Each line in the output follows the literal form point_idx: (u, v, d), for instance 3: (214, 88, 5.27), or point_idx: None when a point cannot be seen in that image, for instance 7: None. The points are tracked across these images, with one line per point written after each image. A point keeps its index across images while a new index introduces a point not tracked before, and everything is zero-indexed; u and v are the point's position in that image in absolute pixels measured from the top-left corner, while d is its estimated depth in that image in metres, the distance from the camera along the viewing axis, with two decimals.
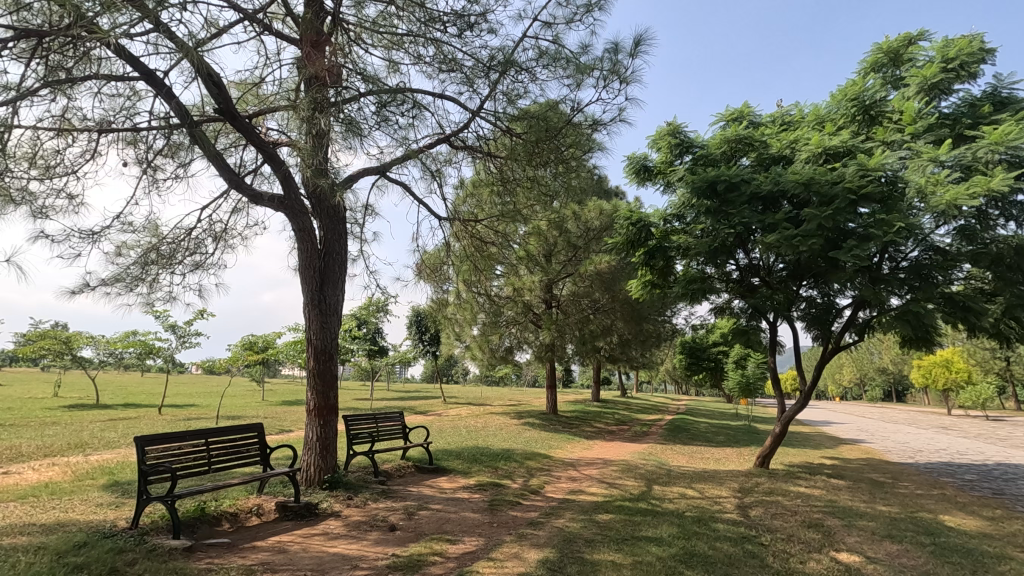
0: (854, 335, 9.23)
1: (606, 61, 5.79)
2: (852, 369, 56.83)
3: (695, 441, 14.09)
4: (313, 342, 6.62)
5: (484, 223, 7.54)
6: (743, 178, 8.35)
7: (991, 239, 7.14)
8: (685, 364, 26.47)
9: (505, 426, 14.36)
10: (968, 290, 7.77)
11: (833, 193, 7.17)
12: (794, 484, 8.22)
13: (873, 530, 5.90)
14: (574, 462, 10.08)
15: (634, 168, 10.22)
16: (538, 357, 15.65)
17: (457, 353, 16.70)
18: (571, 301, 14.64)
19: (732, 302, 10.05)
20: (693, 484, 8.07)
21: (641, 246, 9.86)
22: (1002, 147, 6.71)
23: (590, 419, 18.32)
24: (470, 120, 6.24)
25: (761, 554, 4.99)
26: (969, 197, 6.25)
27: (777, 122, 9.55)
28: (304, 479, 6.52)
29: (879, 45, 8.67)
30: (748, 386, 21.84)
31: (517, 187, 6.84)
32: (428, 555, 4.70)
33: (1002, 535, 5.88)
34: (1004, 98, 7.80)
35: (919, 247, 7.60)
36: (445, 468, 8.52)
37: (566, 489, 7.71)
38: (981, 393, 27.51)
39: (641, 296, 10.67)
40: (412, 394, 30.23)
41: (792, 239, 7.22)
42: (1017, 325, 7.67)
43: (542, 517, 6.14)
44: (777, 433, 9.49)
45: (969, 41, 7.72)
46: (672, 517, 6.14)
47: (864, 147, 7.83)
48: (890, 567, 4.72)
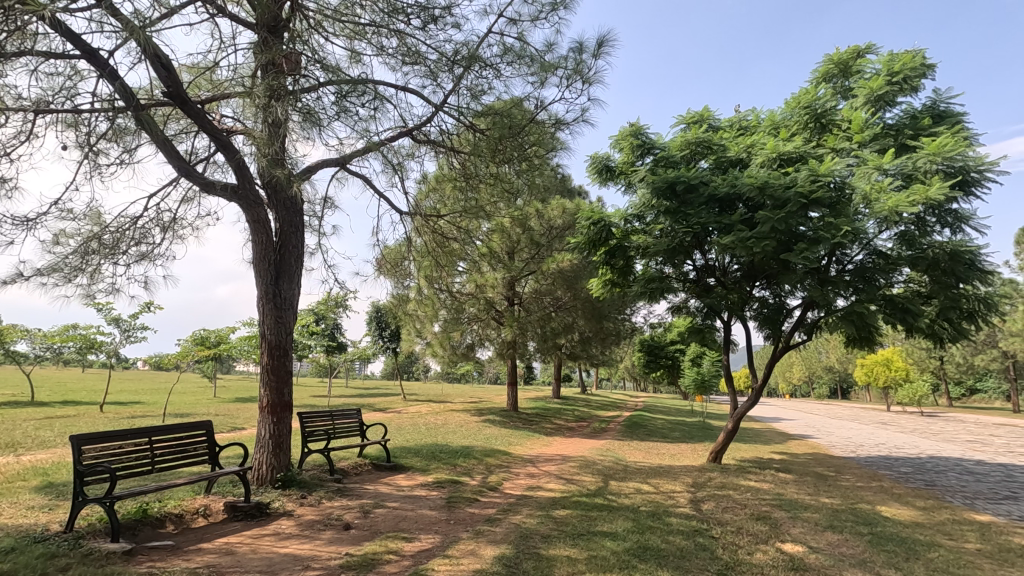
0: (803, 334, 9.60)
1: (570, 61, 5.83)
2: (801, 368, 59.26)
3: (652, 437, 14.38)
4: (267, 337, 6.42)
5: (446, 219, 7.50)
6: (702, 179, 8.56)
7: (929, 245, 7.52)
8: (643, 361, 27.06)
9: (464, 423, 14.32)
10: (907, 292, 8.16)
11: (786, 197, 7.41)
12: (744, 478, 8.50)
13: (816, 521, 6.15)
14: (533, 458, 10.13)
15: (597, 168, 10.32)
16: (500, 355, 15.63)
17: (417, 350, 16.48)
18: (533, 299, 14.90)
19: (688, 302, 10.31)
20: (648, 479, 8.25)
21: (602, 245, 9.97)
22: (939, 158, 7.13)
23: (550, 416, 18.41)
24: (432, 114, 6.20)
25: (712, 547, 5.13)
26: (909, 205, 6.60)
27: (734, 127, 9.82)
28: (254, 479, 6.31)
29: (830, 56, 9.03)
30: (702, 383, 22.46)
31: (481, 184, 6.82)
32: (383, 553, 4.63)
33: (933, 524, 6.25)
34: (943, 112, 8.25)
35: (863, 251, 7.95)
36: (403, 466, 8.43)
37: (524, 485, 7.74)
38: (917, 391, 29.14)
39: (602, 295, 10.87)
40: (372, 391, 29.72)
41: (747, 241, 7.44)
42: (950, 326, 8.12)
43: (500, 513, 6.15)
44: (729, 428, 9.77)
45: (912, 55, 8.12)
46: (628, 512, 6.26)
47: (815, 153, 8.13)
48: (831, 557, 4.92)
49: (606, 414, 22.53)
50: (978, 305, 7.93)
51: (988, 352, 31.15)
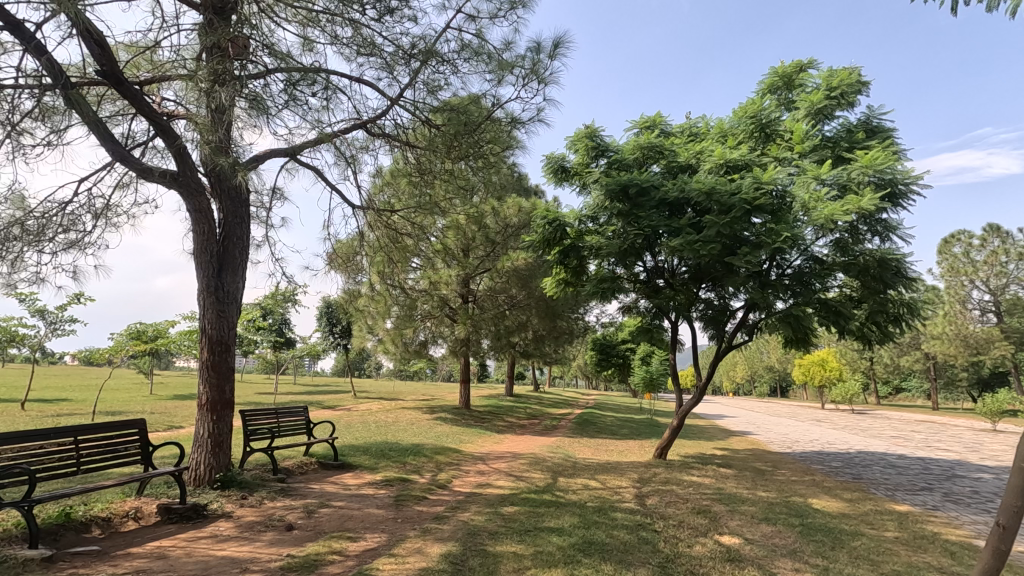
0: (745, 335, 10.01)
1: (527, 60, 5.87)
2: (744, 368, 61.81)
3: (602, 434, 14.64)
4: (208, 332, 6.16)
5: (400, 214, 7.37)
6: (653, 184, 8.79)
7: (860, 252, 7.95)
8: (595, 360, 27.58)
9: (415, 421, 14.16)
10: (840, 295, 8.64)
11: (731, 203, 7.68)
12: (687, 474, 8.80)
13: (752, 514, 6.44)
14: (484, 456, 10.16)
15: (552, 168, 10.42)
16: (453, 352, 15.56)
17: (369, 347, 16.16)
18: (487, 297, 14.87)
19: (639, 302, 10.53)
20: (596, 475, 8.43)
21: (556, 245, 10.09)
22: (871, 170, 7.54)
23: (502, 413, 18.47)
24: (388, 107, 6.15)
25: (654, 540, 5.29)
26: (843, 214, 6.98)
27: (685, 133, 10.12)
28: (191, 479, 6.05)
29: (775, 69, 9.44)
30: (651, 381, 23.10)
31: (437, 181, 6.78)
32: (326, 554, 4.53)
33: (857, 514, 6.65)
34: (876, 127, 8.76)
35: (802, 256, 8.27)
36: (351, 464, 8.29)
37: (473, 482, 7.76)
38: (849, 390, 30.93)
39: (556, 294, 11.00)
40: (320, 391, 26.77)
41: (694, 245, 7.71)
42: (878, 329, 8.64)
43: (448, 511, 6.14)
44: (674, 425, 10.05)
45: (849, 72, 8.56)
46: (575, 508, 6.37)
47: (759, 162, 8.46)
48: (764, 548, 5.16)
49: (558, 412, 22.73)
50: (903, 309, 8.49)
51: (912, 353, 33.31)
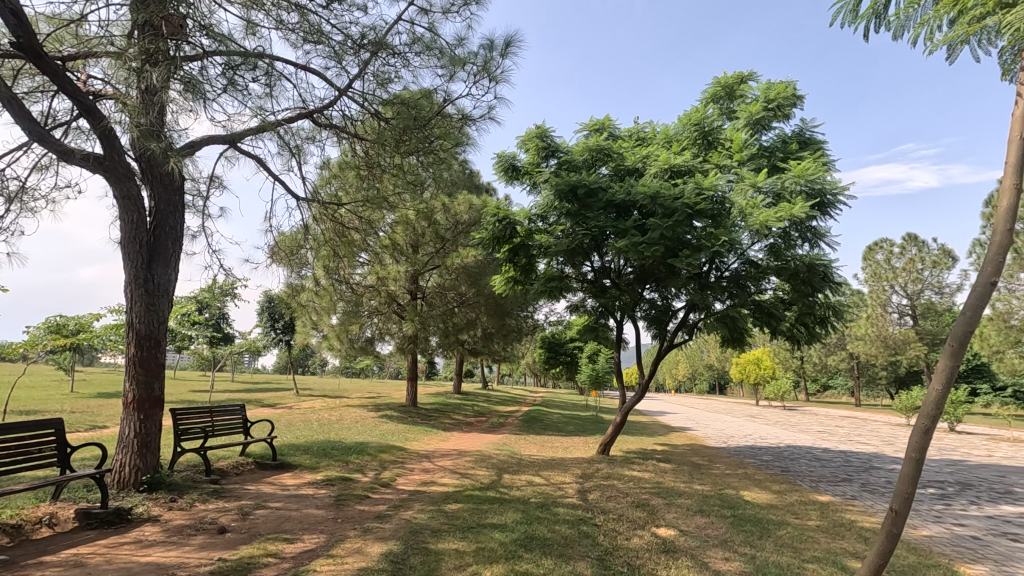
0: (686, 334, 10.38)
1: (479, 57, 5.87)
2: (686, 367, 64.11)
3: (548, 431, 14.84)
4: (135, 327, 5.81)
5: (347, 207, 7.18)
6: (601, 186, 8.96)
7: (792, 257, 8.37)
8: (544, 357, 27.91)
9: (360, 419, 13.89)
10: (773, 297, 9.10)
11: (674, 207, 7.95)
12: (628, 468, 9.06)
13: (688, 506, 6.70)
14: (430, 454, 10.09)
15: (503, 166, 10.46)
16: (401, 349, 15.36)
17: (313, 343, 15.69)
18: (436, 294, 14.78)
19: (586, 301, 10.74)
20: (540, 471, 8.54)
21: (506, 242, 10.16)
22: (803, 180, 7.92)
23: (449, 411, 18.40)
24: (336, 98, 6.01)
25: (594, 534, 5.41)
26: (777, 220, 7.36)
27: (633, 137, 10.38)
28: (114, 482, 5.70)
29: (718, 79, 9.81)
30: (597, 378, 23.58)
31: (385, 175, 6.67)
32: (261, 556, 4.40)
33: (783, 505, 7.04)
34: (808, 139, 9.27)
35: (739, 260, 8.63)
36: (290, 464, 8.04)
37: (417, 480, 7.69)
38: (781, 388, 32.65)
39: (504, 292, 11.05)
40: (258, 390, 23.82)
41: (639, 246, 7.95)
42: (807, 330, 9.15)
43: (391, 509, 6.07)
44: (617, 422, 10.30)
45: (785, 86, 9.02)
46: (519, 504, 6.43)
47: (701, 168, 8.79)
48: (697, 539, 5.38)
49: (506, 409, 22.85)
50: (829, 312, 9.04)
51: (838, 353, 35.48)
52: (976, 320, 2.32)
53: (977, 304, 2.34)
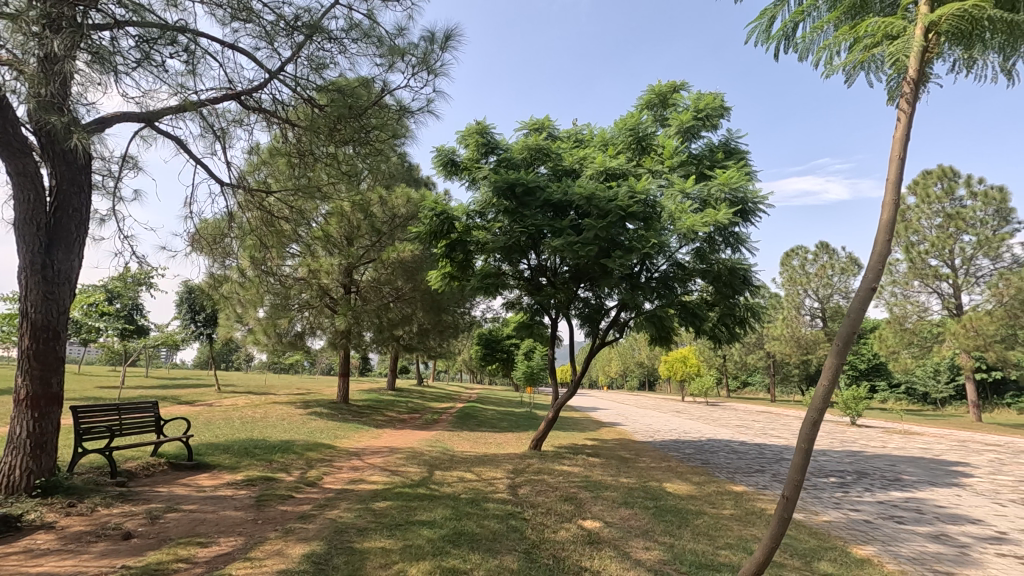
0: (617, 332, 10.70)
1: (419, 49, 5.79)
2: (618, 364, 66.17)
3: (482, 427, 14.88)
4: (30, 317, 5.31)
5: (276, 196, 6.86)
6: (539, 184, 9.07)
7: (716, 260, 8.80)
8: (480, 354, 27.99)
9: (287, 416, 13.36)
10: (698, 298, 9.54)
11: (607, 208, 8.18)
12: (559, 463, 9.25)
13: (613, 499, 6.93)
14: (360, 451, 9.86)
15: (442, 160, 10.35)
16: (332, 344, 14.93)
17: (237, 337, 14.85)
18: (371, 288, 14.67)
19: (522, 298, 10.84)
20: (472, 467, 8.55)
21: (443, 237, 10.12)
22: (727, 188, 8.31)
23: (382, 408, 18.05)
24: (266, 80, 5.76)
25: (522, 528, 5.49)
26: (702, 225, 7.74)
27: (571, 138, 10.57)
28: (1, 487, 5.19)
29: (653, 87, 10.16)
30: (532, 375, 23.92)
31: (317, 164, 6.42)
32: (170, 562, 4.15)
33: (702, 495, 7.43)
34: (733, 149, 9.78)
35: (668, 262, 8.98)
36: (208, 464, 7.62)
37: (345, 479, 7.50)
38: (705, 384, 34.38)
39: (441, 287, 10.98)
40: (172, 390, 20.02)
41: (574, 246, 8.11)
42: (728, 330, 9.67)
43: (315, 509, 5.88)
44: (550, 417, 10.45)
45: (714, 97, 9.47)
46: (449, 500, 6.42)
47: (634, 172, 9.07)
48: (620, 530, 5.57)
49: (441, 406, 22.72)
50: (748, 313, 9.60)
51: (757, 352, 37.73)
52: (858, 323, 2.53)
53: (860, 307, 2.54)
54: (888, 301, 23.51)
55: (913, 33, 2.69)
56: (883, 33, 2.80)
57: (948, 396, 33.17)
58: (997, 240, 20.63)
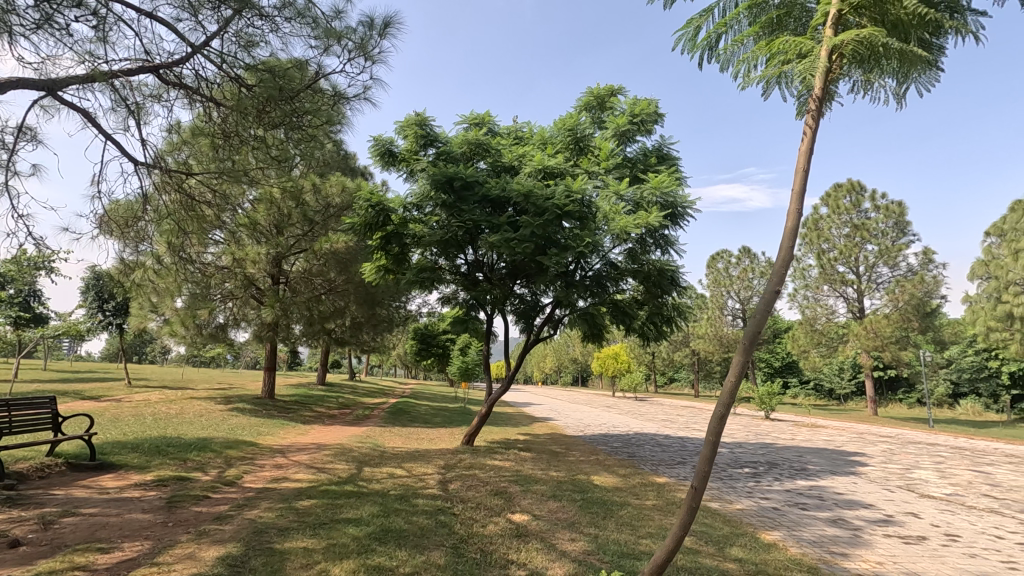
0: (551, 329, 10.86)
1: (357, 33, 5.60)
2: (553, 360, 67.27)
3: (414, 423, 14.68)
4: None
5: (197, 179, 6.42)
6: (477, 179, 9.04)
7: (647, 261, 9.11)
8: (415, 349, 27.60)
9: (205, 412, 12.61)
10: (629, 297, 9.84)
11: (545, 206, 8.27)
12: (490, 458, 9.29)
13: (542, 492, 7.04)
14: (285, 448, 9.47)
15: (379, 150, 10.10)
16: (258, 338, 14.22)
17: (151, 328, 13.82)
18: (302, 279, 14.11)
19: (458, 293, 10.77)
20: (402, 463, 8.43)
21: (378, 229, 9.88)
22: (659, 191, 8.56)
23: (310, 403, 17.44)
24: (188, 55, 5.40)
25: (451, 523, 5.47)
26: (634, 227, 7.99)
27: (511, 135, 10.60)
28: None
29: (591, 89, 10.34)
30: (467, 371, 23.89)
31: (245, 147, 6.06)
32: (65, 571, 3.81)
33: (627, 487, 7.70)
34: (665, 154, 10.15)
35: (602, 261, 9.21)
36: (113, 464, 7.08)
37: (267, 477, 7.20)
38: (634, 380, 35.58)
39: (375, 280, 10.72)
40: (71, 386, 17.95)
41: (510, 242, 8.17)
42: (656, 328, 10.05)
43: (232, 510, 5.59)
44: (483, 413, 10.45)
45: (649, 103, 9.78)
46: (377, 497, 6.30)
47: (572, 172, 9.23)
48: (547, 522, 5.67)
49: (373, 401, 22.26)
50: (676, 312, 10.02)
51: (683, 350, 39.52)
52: (763, 322, 2.69)
53: (766, 307, 2.70)
54: (801, 304, 25.25)
55: (819, 52, 2.87)
56: (793, 51, 2.97)
57: (850, 392, 36.13)
58: (895, 250, 22.64)
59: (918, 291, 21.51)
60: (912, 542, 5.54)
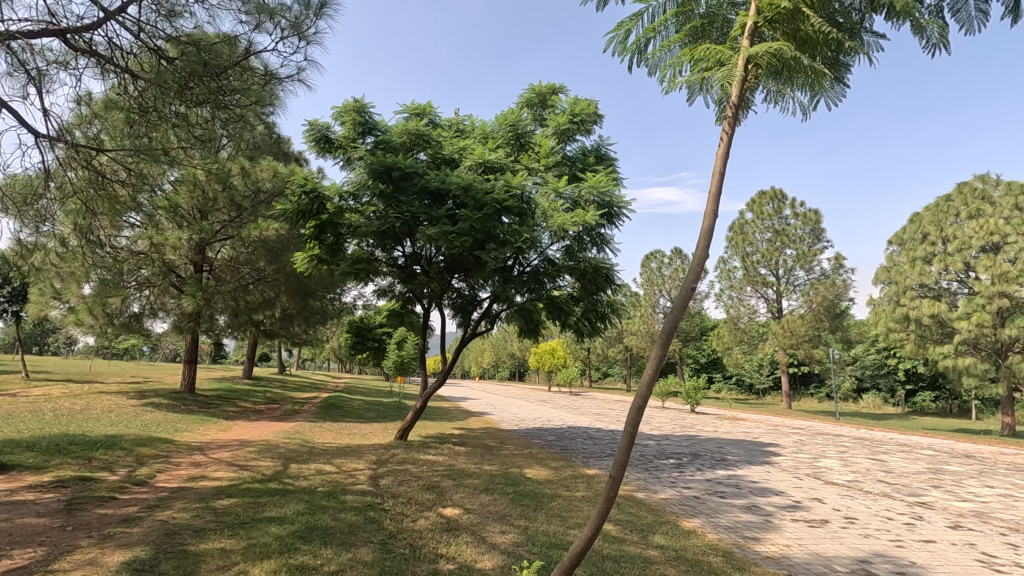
0: (489, 324, 10.88)
1: (292, 11, 5.34)
2: (490, 355, 67.26)
3: (346, 418, 14.30)
4: None
5: (111, 155, 5.94)
6: (417, 170, 8.89)
7: (583, 259, 9.28)
8: (350, 342, 26.93)
9: (115, 408, 11.74)
10: (565, 294, 10.01)
11: (484, 200, 8.27)
12: (424, 453, 9.21)
13: (475, 486, 7.06)
14: (204, 445, 8.98)
15: (315, 135, 9.73)
16: (178, 328, 13.37)
17: (53, 316, 12.68)
18: (228, 267, 13.39)
19: (395, 286, 10.58)
20: (332, 459, 8.21)
21: (312, 218, 9.51)
22: (596, 191, 8.69)
23: (235, 397, 16.62)
24: (101, 21, 4.98)
25: (380, 519, 5.37)
26: (571, 224, 8.11)
27: (452, 128, 10.50)
28: None
29: (534, 86, 10.40)
30: (403, 365, 23.54)
31: (164, 124, 5.63)
32: None
33: (558, 480, 7.85)
34: (604, 155, 10.37)
35: (539, 257, 9.29)
36: (4, 465, 6.45)
37: (184, 476, 6.80)
38: (570, 374, 36.29)
39: (307, 271, 10.35)
40: None
41: (449, 236, 8.14)
42: (590, 323, 10.28)
43: (143, 511, 5.24)
44: (417, 407, 10.30)
45: (589, 104, 9.96)
46: (303, 494, 6.10)
47: (512, 167, 9.25)
48: (478, 516, 5.69)
49: (304, 396, 21.56)
50: (610, 309, 10.29)
51: (616, 345, 40.70)
52: (681, 318, 2.79)
53: (683, 304, 2.81)
54: (726, 304, 26.62)
55: (737, 62, 3.01)
56: (715, 59, 3.11)
57: (767, 387, 38.53)
58: (811, 255, 24.33)
59: (830, 293, 23.20)
60: (815, 525, 5.99)
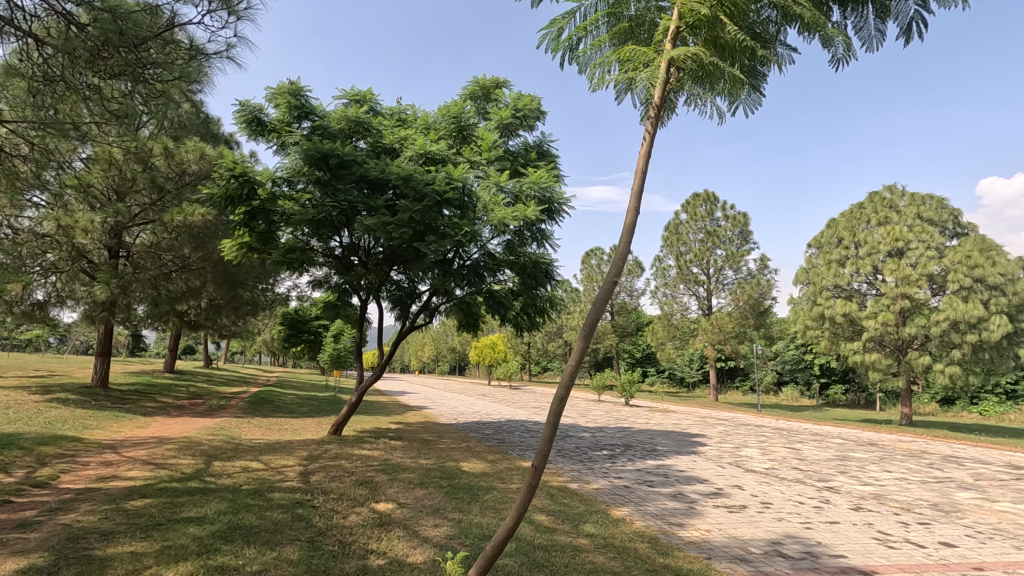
0: (428, 317, 10.77)
1: None
2: (430, 348, 66.43)
3: (277, 414, 13.78)
4: None
5: (10, 127, 5.43)
6: (355, 158, 8.64)
7: (523, 254, 9.33)
8: (283, 335, 25.89)
9: (14, 404, 10.74)
10: (505, 289, 10.05)
11: (424, 192, 8.17)
12: (358, 448, 9.01)
13: (410, 480, 6.99)
14: (117, 443, 8.39)
15: (246, 117, 9.29)
16: (89, 318, 12.40)
17: None
18: (148, 254, 12.54)
19: (330, 277, 10.26)
20: (259, 456, 7.88)
21: (242, 204, 9.04)
22: (537, 186, 8.75)
23: (154, 392, 15.61)
24: None
25: (309, 516, 5.22)
26: (512, 218, 8.13)
27: (394, 117, 10.28)
28: None
29: (477, 78, 10.34)
30: (339, 358, 22.88)
31: (74, 96, 5.20)
32: None
33: (494, 472, 7.90)
34: (545, 151, 10.47)
35: (480, 251, 9.26)
36: None
37: (93, 476, 6.33)
38: (510, 368, 36.50)
39: (236, 259, 9.85)
40: None
41: (387, 227, 7.96)
42: (529, 318, 10.37)
43: (43, 515, 4.84)
44: (352, 402, 10.04)
45: (532, 100, 10.02)
46: (226, 493, 5.83)
47: (454, 159, 9.17)
48: (412, 510, 5.64)
49: (232, 390, 20.57)
50: (548, 304, 10.44)
51: (557, 340, 41.32)
52: (604, 310, 2.87)
53: (606, 299, 2.89)
54: (661, 300, 27.61)
55: (659, 64, 3.12)
56: (639, 60, 3.20)
57: (697, 380, 40.32)
58: (739, 255, 25.62)
59: (755, 292, 24.56)
60: (735, 510, 6.34)
